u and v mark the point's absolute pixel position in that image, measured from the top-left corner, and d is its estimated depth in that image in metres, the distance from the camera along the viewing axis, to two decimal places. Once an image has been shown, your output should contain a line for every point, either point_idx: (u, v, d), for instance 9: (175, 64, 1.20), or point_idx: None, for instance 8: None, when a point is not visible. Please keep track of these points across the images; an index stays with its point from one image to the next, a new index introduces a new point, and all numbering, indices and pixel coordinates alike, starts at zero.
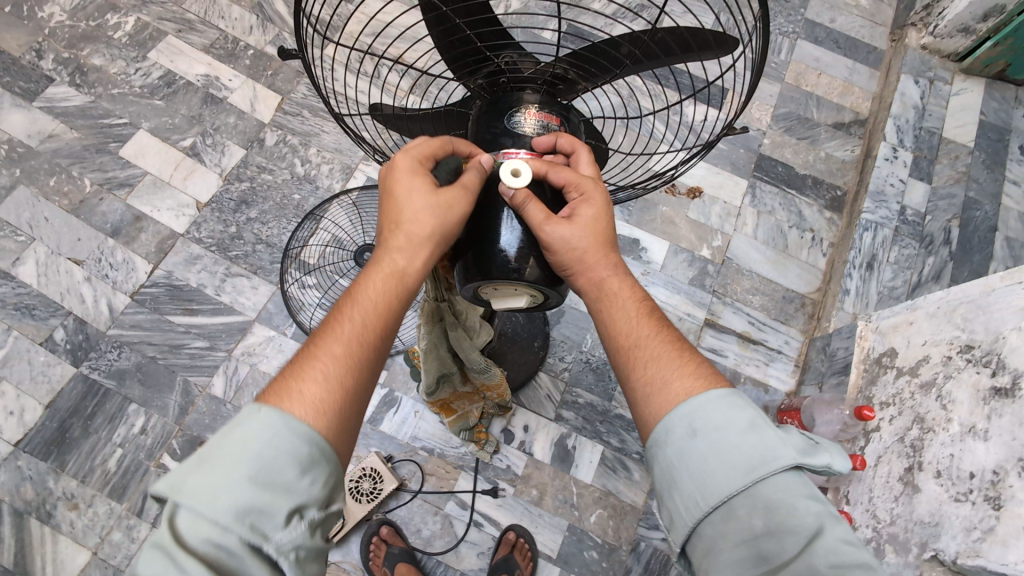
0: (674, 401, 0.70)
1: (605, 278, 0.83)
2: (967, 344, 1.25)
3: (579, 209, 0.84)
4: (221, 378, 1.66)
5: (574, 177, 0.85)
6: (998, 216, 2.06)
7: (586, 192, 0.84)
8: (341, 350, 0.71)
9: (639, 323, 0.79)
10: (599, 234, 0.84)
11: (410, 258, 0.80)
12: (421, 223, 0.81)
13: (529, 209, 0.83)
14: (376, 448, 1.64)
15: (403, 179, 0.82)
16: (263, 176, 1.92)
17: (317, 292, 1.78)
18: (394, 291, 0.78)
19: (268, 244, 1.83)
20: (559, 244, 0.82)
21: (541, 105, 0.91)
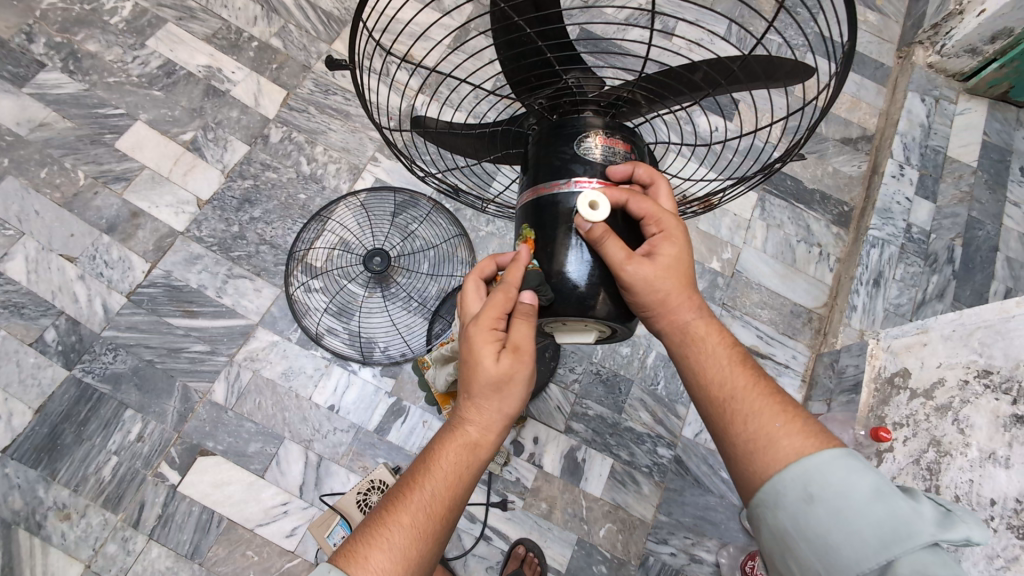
0: (784, 461, 0.69)
1: (690, 322, 0.81)
2: (984, 369, 1.25)
3: (661, 249, 0.81)
4: (223, 384, 1.60)
5: (656, 214, 0.82)
6: (999, 235, 2.10)
7: (668, 230, 0.82)
8: (410, 518, 0.71)
9: (733, 372, 0.77)
10: (681, 275, 0.81)
11: (483, 425, 0.78)
12: (493, 399, 0.78)
13: (610, 249, 0.80)
14: (384, 459, 1.59)
15: (474, 350, 0.77)
16: (267, 174, 1.85)
17: (324, 297, 1.72)
18: (465, 464, 0.76)
19: (272, 245, 1.77)
20: (642, 287, 0.80)
21: (608, 130, 0.87)
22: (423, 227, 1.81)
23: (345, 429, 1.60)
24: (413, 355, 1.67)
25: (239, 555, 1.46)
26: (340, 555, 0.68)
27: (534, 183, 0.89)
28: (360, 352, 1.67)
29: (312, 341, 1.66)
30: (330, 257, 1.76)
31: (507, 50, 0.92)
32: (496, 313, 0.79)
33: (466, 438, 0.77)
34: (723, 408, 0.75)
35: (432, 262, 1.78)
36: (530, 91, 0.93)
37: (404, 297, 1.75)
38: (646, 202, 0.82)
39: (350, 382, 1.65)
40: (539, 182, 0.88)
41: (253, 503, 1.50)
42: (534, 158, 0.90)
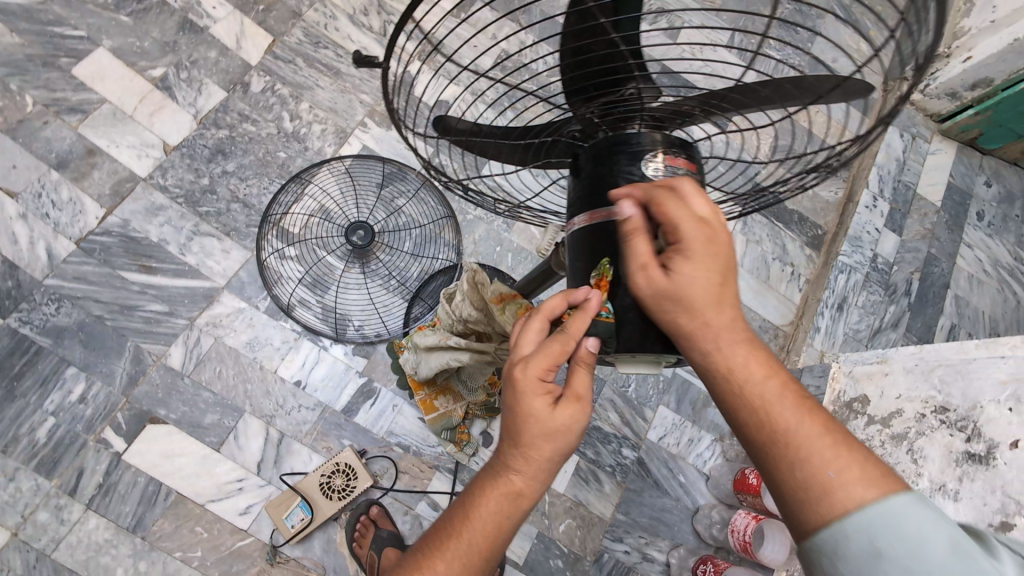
0: (842, 510, 0.53)
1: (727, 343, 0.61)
2: (941, 406, 1.33)
3: (689, 259, 0.61)
4: (180, 349, 1.49)
5: (689, 218, 0.60)
6: (952, 274, 2.23)
7: (713, 233, 0.61)
8: (446, 566, 0.65)
9: (784, 398, 0.59)
10: (723, 287, 0.61)
11: (536, 476, 0.66)
12: (542, 450, 0.65)
13: (635, 248, 0.63)
14: (349, 441, 1.53)
15: (520, 401, 0.65)
16: (244, 126, 1.71)
17: (298, 266, 1.62)
18: (507, 515, 0.66)
19: (244, 204, 1.65)
20: (666, 297, 0.61)
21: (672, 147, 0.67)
22: (411, 203, 1.73)
23: (310, 408, 1.53)
24: (388, 336, 1.60)
25: (187, 531, 1.38)
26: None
27: (590, 204, 0.69)
28: (333, 328, 1.59)
29: (282, 311, 1.56)
30: (308, 224, 1.66)
31: (569, 54, 0.71)
32: (552, 364, 0.66)
33: (510, 487, 0.66)
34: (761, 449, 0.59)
35: (415, 241, 1.71)
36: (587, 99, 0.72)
37: (384, 275, 1.68)
38: (684, 203, 0.61)
39: (319, 358, 1.57)
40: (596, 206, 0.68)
41: (206, 478, 1.42)
42: (592, 174, 0.69)
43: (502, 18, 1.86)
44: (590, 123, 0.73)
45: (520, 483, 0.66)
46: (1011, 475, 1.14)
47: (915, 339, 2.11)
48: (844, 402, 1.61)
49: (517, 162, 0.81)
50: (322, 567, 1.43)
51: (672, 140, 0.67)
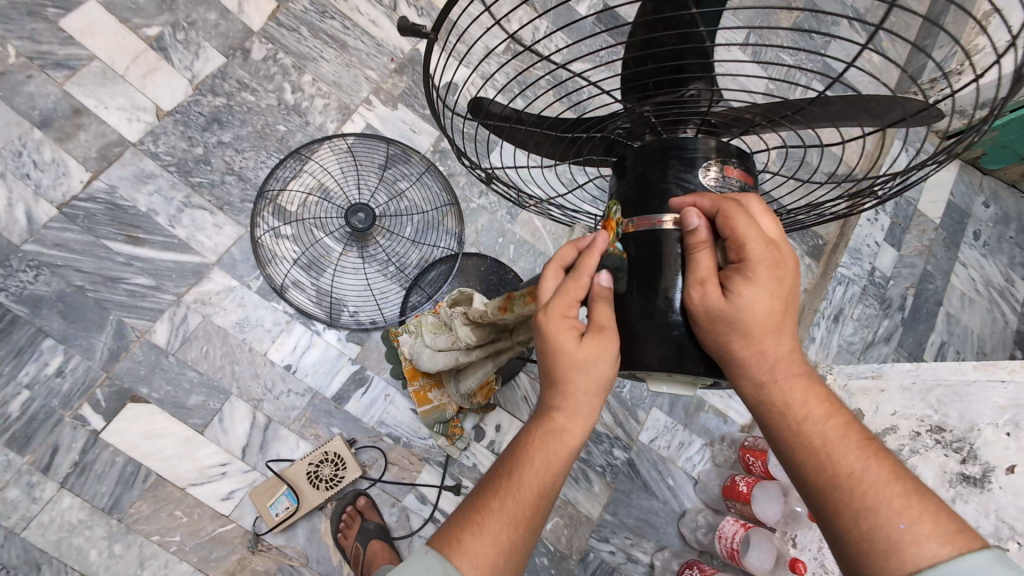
0: (915, 564, 0.52)
1: (785, 373, 0.62)
2: (937, 426, 1.34)
3: (751, 281, 0.59)
4: (166, 325, 1.43)
5: (756, 238, 0.59)
6: (946, 291, 2.25)
7: (779, 259, 0.60)
8: (498, 505, 0.62)
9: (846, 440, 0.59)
10: (785, 317, 0.61)
11: (578, 416, 0.65)
12: (580, 388, 0.64)
13: (698, 261, 0.61)
14: (338, 430, 1.49)
15: (549, 338, 0.64)
16: (243, 95, 1.63)
17: (293, 246, 1.56)
18: (554, 456, 0.64)
19: (239, 177, 1.58)
20: (726, 318, 0.59)
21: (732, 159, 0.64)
22: (413, 187, 1.67)
23: (299, 393, 1.48)
24: (384, 324, 1.56)
25: (166, 515, 1.33)
26: (437, 538, 0.60)
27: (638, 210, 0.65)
28: (327, 313, 1.54)
29: (275, 293, 1.51)
30: (305, 203, 1.59)
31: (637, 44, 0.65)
32: (573, 297, 0.65)
33: (552, 423, 0.64)
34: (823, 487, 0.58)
35: (416, 227, 1.66)
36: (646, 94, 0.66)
37: (382, 260, 1.63)
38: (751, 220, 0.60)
39: (311, 342, 1.52)
40: (644, 210, 0.65)
41: (188, 461, 1.37)
42: (640, 179, 0.65)
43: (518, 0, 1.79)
44: (642, 122, 0.67)
45: (562, 422, 0.65)
46: (1005, 501, 1.14)
47: (905, 355, 2.13)
48: None
49: (550, 155, 0.77)
50: (304, 556, 1.39)
51: (729, 149, 0.64)
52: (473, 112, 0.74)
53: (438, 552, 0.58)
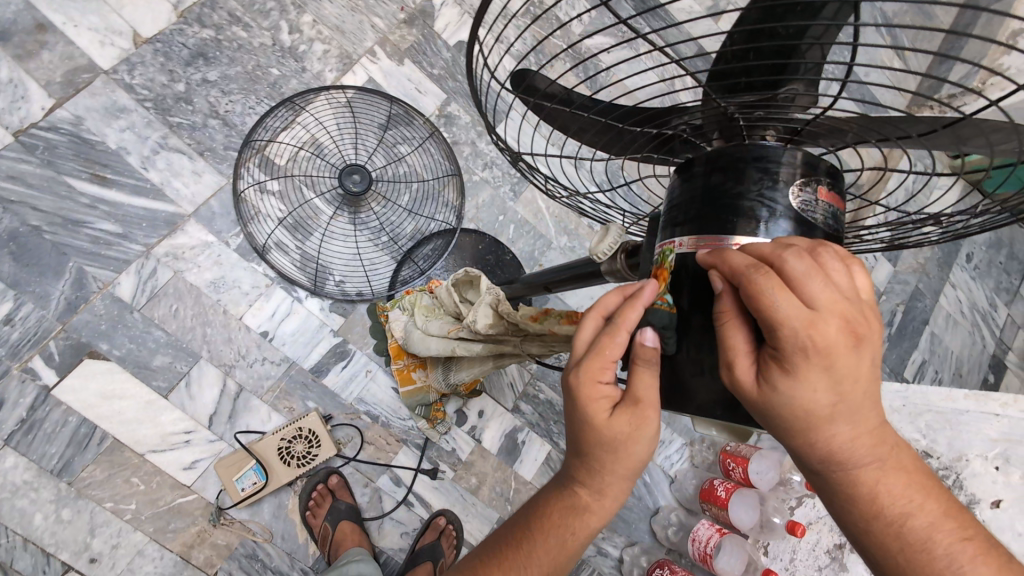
0: None
1: (850, 464, 0.50)
2: (923, 450, 1.20)
3: (790, 370, 0.48)
4: (132, 278, 1.31)
5: (790, 319, 0.46)
6: (932, 311, 2.26)
7: (827, 338, 0.47)
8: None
9: (926, 526, 0.50)
10: (846, 402, 0.48)
11: (605, 496, 0.59)
12: (609, 466, 0.57)
13: (728, 340, 0.50)
14: (314, 404, 1.41)
15: (576, 408, 0.56)
16: (234, 29, 1.47)
17: (278, 204, 1.45)
18: (572, 535, 0.60)
19: (224, 121, 1.44)
20: (761, 415, 0.49)
21: (830, 180, 0.55)
22: (414, 153, 1.56)
23: (275, 362, 1.39)
24: (371, 297, 1.46)
25: (121, 481, 1.24)
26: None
27: (698, 226, 0.55)
28: (312, 280, 1.44)
29: (256, 253, 1.40)
30: (296, 157, 1.48)
31: (741, 34, 0.56)
32: (608, 359, 0.55)
33: (572, 500, 0.60)
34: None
35: (413, 197, 1.56)
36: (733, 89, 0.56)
37: (375, 228, 1.52)
38: (793, 294, 0.47)
39: (292, 310, 1.42)
40: (709, 227, 0.54)
41: (148, 426, 1.28)
42: (706, 188, 0.55)
43: None
44: (716, 121, 0.58)
45: (585, 498, 0.60)
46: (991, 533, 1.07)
47: (887, 370, 2.14)
48: None
49: (599, 146, 0.68)
50: (268, 533, 1.32)
51: (819, 166, 0.54)
52: (519, 90, 0.65)
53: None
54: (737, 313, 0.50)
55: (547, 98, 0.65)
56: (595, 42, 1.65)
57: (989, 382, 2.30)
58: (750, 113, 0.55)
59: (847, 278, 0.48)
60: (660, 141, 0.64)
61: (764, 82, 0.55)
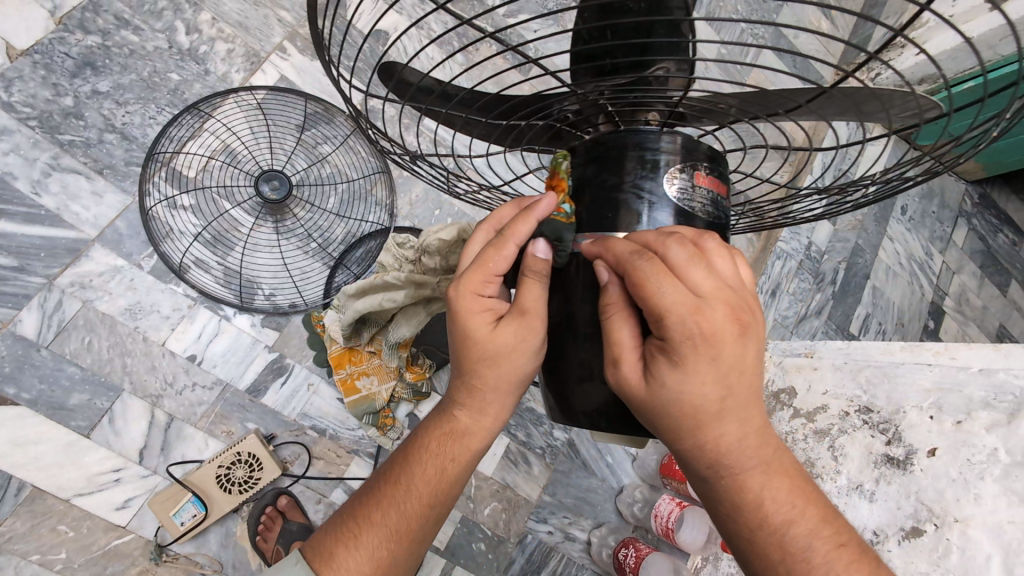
0: None
1: (737, 463, 0.50)
2: (866, 406, 1.19)
3: (678, 363, 0.48)
4: (35, 313, 1.22)
5: (675, 307, 0.47)
6: (873, 265, 2.30)
7: (714, 326, 0.48)
8: (381, 514, 0.63)
9: (807, 531, 0.50)
10: (732, 399, 0.49)
11: (482, 415, 0.61)
12: (486, 383, 0.59)
13: (617, 333, 0.52)
14: (254, 425, 1.34)
15: (459, 324, 0.58)
16: (122, 34, 1.36)
17: (192, 219, 1.37)
18: (448, 460, 0.62)
19: (123, 135, 1.33)
20: (650, 408, 0.50)
21: (711, 163, 0.57)
22: (338, 152, 1.49)
23: (207, 386, 1.32)
24: (305, 307, 1.39)
25: (47, 531, 1.17)
26: (314, 549, 0.64)
27: (588, 222, 0.57)
28: (238, 296, 1.37)
29: (172, 274, 1.31)
30: (206, 167, 1.39)
31: (594, 12, 0.53)
32: (491, 273, 0.57)
33: (450, 425, 0.62)
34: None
35: (340, 199, 1.48)
36: (601, 71, 0.55)
37: (302, 235, 1.45)
38: (676, 280, 0.48)
39: (220, 330, 1.34)
40: (592, 225, 0.57)
41: (71, 468, 1.20)
42: (587, 179, 0.58)
43: None
44: (592, 105, 0.58)
45: (461, 421, 0.62)
46: (925, 483, 1.04)
47: (834, 327, 2.20)
48: (770, 392, 1.45)
49: (490, 138, 0.68)
50: (217, 564, 1.27)
51: (698, 149, 0.57)
52: (391, 84, 0.64)
53: (309, 565, 0.62)
54: (621, 303, 0.52)
55: (419, 92, 0.63)
56: (518, 21, 1.61)
57: (928, 329, 2.39)
58: (621, 98, 0.55)
59: (729, 267, 0.50)
60: (551, 132, 0.65)
61: (630, 63, 0.54)
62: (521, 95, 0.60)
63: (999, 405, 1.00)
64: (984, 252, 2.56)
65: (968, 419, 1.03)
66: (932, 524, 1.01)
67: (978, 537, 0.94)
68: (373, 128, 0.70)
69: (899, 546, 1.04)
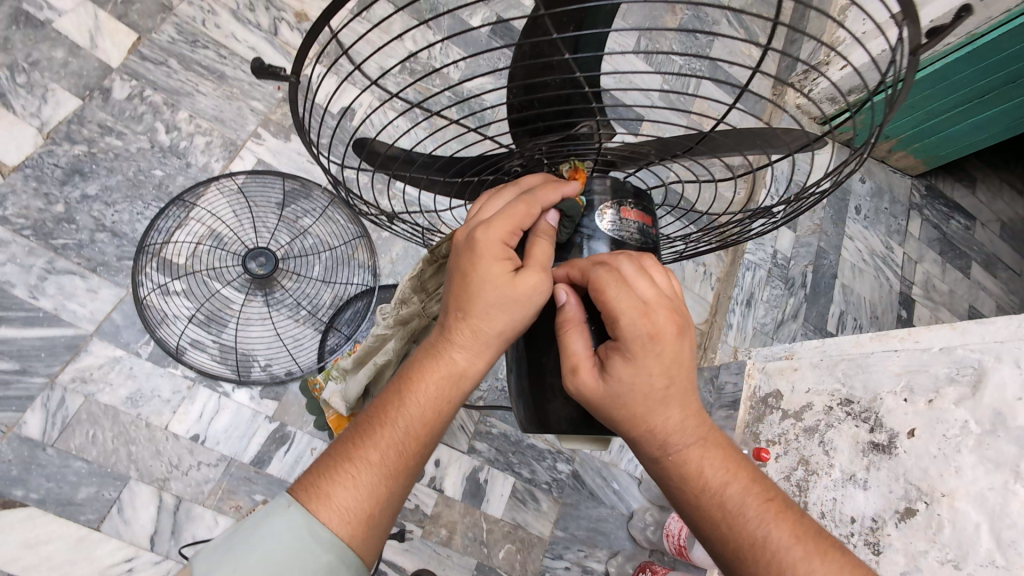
0: None
1: (679, 439, 0.58)
2: (847, 398, 1.26)
3: (628, 359, 0.56)
4: (38, 414, 1.25)
5: (626, 310, 0.56)
6: (839, 264, 2.40)
7: (658, 326, 0.57)
8: (375, 455, 0.61)
9: (744, 495, 0.57)
10: (675, 387, 0.58)
11: (479, 358, 0.62)
12: (486, 328, 0.61)
13: (572, 345, 0.60)
14: (262, 496, 1.36)
15: (477, 264, 0.60)
16: (107, 139, 1.46)
17: (186, 302, 1.44)
18: (446, 396, 0.62)
19: (113, 233, 1.41)
20: (605, 402, 0.58)
21: (636, 200, 0.67)
22: (319, 223, 1.58)
23: (212, 463, 1.34)
24: (301, 374, 1.44)
25: None
26: (301, 488, 0.60)
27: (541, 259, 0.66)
28: (235, 370, 1.42)
29: (169, 357, 1.36)
30: (196, 252, 1.47)
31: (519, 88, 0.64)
32: (516, 224, 0.60)
33: (450, 366, 0.62)
34: (728, 556, 0.57)
35: (325, 266, 1.56)
36: (536, 132, 0.65)
37: (291, 304, 1.52)
38: (626, 289, 0.57)
39: (220, 407, 1.38)
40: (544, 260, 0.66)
41: (85, 562, 1.21)
42: None
43: (406, 16, 1.76)
44: (534, 160, 0.68)
45: (459, 364, 0.62)
46: (910, 464, 1.09)
47: (812, 329, 2.27)
48: (759, 397, 1.52)
49: (453, 193, 0.77)
50: None
51: (624, 189, 0.66)
52: (363, 155, 0.73)
53: (300, 507, 0.58)
54: (575, 320, 0.60)
55: (387, 159, 0.72)
56: (474, 84, 1.76)
57: (902, 319, 2.49)
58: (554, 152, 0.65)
59: (664, 280, 0.60)
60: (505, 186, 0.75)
61: (558, 125, 0.64)
62: (469, 155, 0.69)
63: (963, 379, 1.07)
64: (941, 239, 2.70)
65: (939, 397, 1.10)
66: (923, 502, 1.05)
67: (965, 508, 0.99)
68: (349, 195, 0.79)
69: (898, 529, 1.07)
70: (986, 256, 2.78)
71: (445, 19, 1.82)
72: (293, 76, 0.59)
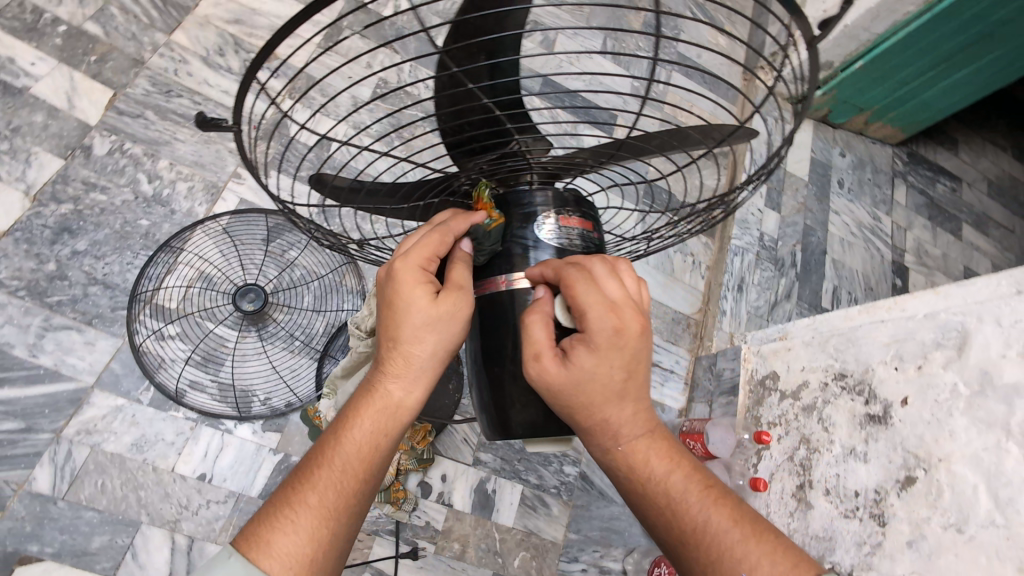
0: None
1: (627, 430, 0.61)
2: (840, 372, 1.27)
3: (591, 350, 0.59)
4: (47, 469, 1.28)
5: (593, 306, 0.59)
6: (827, 240, 2.41)
7: (625, 322, 0.59)
8: (316, 497, 0.63)
9: (687, 483, 0.60)
10: (632, 380, 0.61)
11: (411, 388, 0.67)
12: (415, 355, 0.66)
13: (534, 332, 0.62)
14: None
15: (400, 290, 0.65)
16: (92, 195, 1.50)
17: (181, 344, 1.47)
18: (384, 428, 0.66)
19: (106, 284, 1.45)
20: (562, 388, 0.60)
21: (575, 208, 0.73)
22: (304, 254, 1.61)
23: (221, 501, 1.36)
24: (301, 404, 1.46)
25: None
26: (244, 538, 0.61)
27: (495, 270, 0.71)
28: (236, 407, 1.44)
29: (170, 401, 1.39)
30: (186, 296, 1.50)
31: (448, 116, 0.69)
32: (432, 252, 0.66)
33: (384, 399, 0.66)
34: (672, 541, 0.60)
35: (315, 295, 1.59)
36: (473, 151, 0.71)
37: (285, 336, 1.55)
38: (595, 287, 0.60)
39: (223, 444, 1.41)
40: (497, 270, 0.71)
41: None
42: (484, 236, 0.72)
43: (373, 44, 1.80)
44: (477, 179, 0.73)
45: (393, 396, 0.66)
46: (905, 432, 1.09)
47: (807, 307, 2.27)
48: (757, 380, 1.53)
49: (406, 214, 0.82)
50: None
51: (567, 199, 0.73)
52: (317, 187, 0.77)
53: (242, 556, 0.59)
54: (541, 312, 0.63)
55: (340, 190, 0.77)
56: None
57: (897, 287, 2.49)
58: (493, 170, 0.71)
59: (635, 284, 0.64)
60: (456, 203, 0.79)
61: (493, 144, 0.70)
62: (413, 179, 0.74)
63: (949, 342, 1.08)
64: (929, 204, 2.70)
65: (927, 362, 1.10)
66: (921, 469, 1.05)
67: (963, 471, 0.98)
68: (312, 227, 0.83)
69: (900, 499, 1.07)
70: (976, 216, 2.78)
71: (411, 43, 1.86)
72: (237, 123, 0.62)
